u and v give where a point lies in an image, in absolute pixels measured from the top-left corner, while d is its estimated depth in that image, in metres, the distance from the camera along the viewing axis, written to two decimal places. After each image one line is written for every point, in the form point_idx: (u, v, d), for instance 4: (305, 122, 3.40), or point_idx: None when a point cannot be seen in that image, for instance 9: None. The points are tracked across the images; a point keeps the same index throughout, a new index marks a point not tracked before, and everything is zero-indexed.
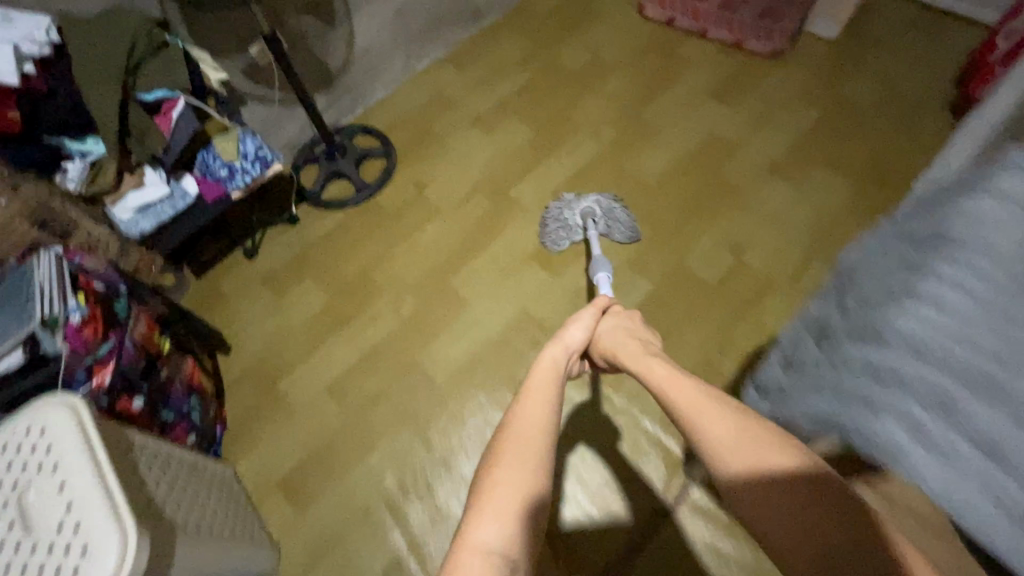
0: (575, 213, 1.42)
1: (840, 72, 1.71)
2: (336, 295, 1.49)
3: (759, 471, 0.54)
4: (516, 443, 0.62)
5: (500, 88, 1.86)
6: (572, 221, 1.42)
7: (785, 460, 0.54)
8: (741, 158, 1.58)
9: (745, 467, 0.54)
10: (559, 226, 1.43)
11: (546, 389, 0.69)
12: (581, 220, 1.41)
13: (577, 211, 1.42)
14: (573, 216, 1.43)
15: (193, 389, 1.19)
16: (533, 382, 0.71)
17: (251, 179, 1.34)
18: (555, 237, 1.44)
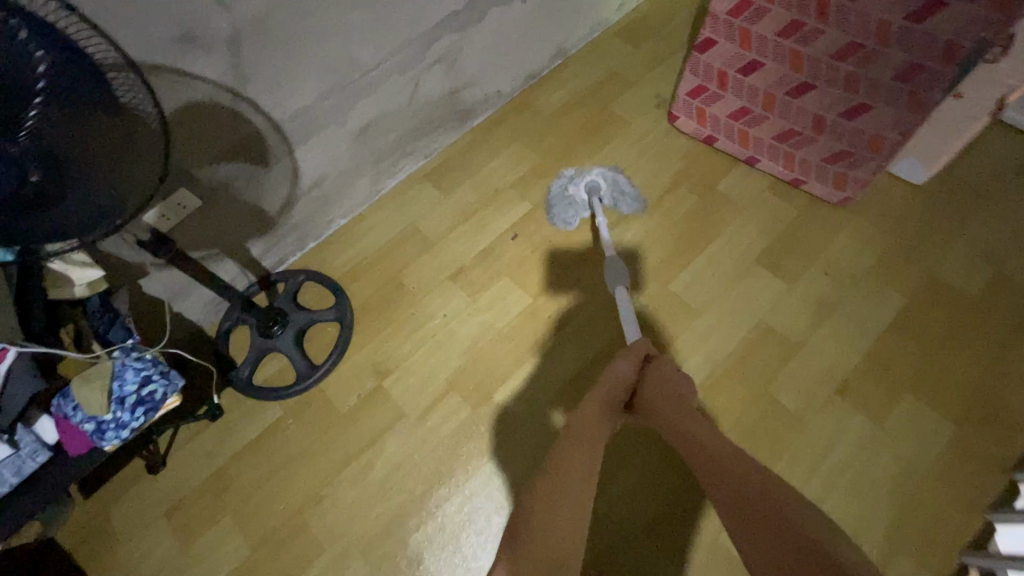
0: (581, 188, 1.42)
1: (927, 237, 1.33)
2: (264, 545, 1.14)
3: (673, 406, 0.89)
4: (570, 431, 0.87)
5: (493, 226, 1.48)
6: (579, 197, 1.40)
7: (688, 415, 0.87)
8: (799, 364, 1.22)
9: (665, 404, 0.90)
10: (568, 205, 1.41)
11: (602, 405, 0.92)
12: (587, 194, 1.41)
13: (581, 184, 1.42)
14: (578, 191, 1.42)
15: None
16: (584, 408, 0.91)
17: (131, 431, 0.96)
18: (563, 215, 1.42)
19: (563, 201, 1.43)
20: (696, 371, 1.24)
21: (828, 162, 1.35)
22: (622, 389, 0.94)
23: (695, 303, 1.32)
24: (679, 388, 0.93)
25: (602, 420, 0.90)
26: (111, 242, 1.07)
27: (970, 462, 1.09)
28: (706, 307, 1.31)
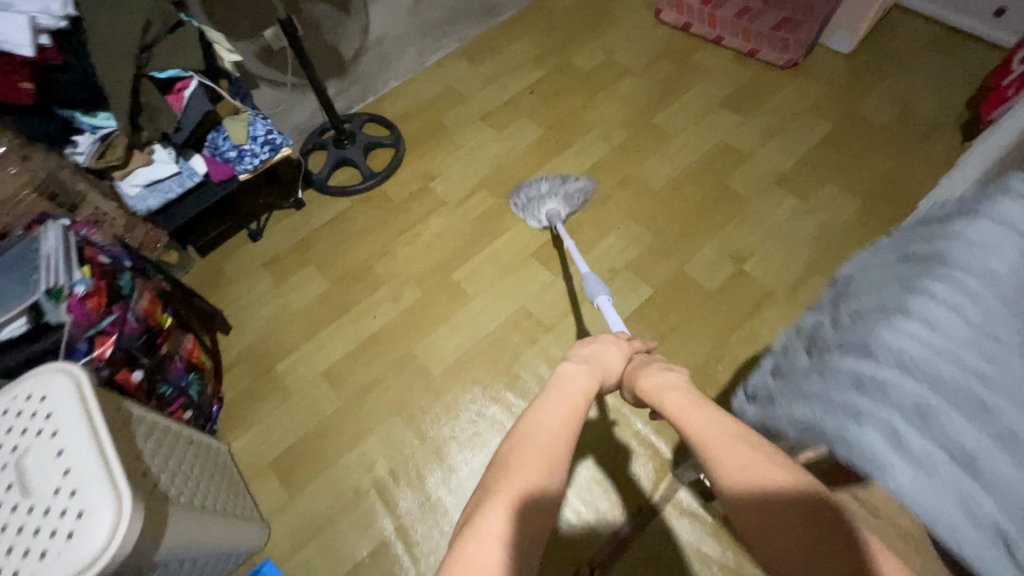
0: (541, 215, 1.42)
1: (853, 88, 1.71)
2: (338, 283, 1.50)
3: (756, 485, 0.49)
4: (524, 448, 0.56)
5: (513, 87, 1.87)
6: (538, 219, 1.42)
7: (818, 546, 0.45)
8: (748, 169, 1.59)
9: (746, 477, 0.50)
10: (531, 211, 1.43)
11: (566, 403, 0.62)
12: (545, 218, 1.42)
13: (544, 206, 1.41)
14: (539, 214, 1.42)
15: (192, 365, 1.20)
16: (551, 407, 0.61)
17: (260, 162, 1.35)
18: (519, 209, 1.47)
19: (527, 207, 1.44)
20: (671, 174, 1.60)
21: (777, 30, 1.75)
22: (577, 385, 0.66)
23: (671, 133, 1.69)
24: (683, 381, 0.67)
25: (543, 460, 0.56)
26: (242, 48, 1.48)
27: (871, 225, 1.46)
28: (680, 135, 1.68)
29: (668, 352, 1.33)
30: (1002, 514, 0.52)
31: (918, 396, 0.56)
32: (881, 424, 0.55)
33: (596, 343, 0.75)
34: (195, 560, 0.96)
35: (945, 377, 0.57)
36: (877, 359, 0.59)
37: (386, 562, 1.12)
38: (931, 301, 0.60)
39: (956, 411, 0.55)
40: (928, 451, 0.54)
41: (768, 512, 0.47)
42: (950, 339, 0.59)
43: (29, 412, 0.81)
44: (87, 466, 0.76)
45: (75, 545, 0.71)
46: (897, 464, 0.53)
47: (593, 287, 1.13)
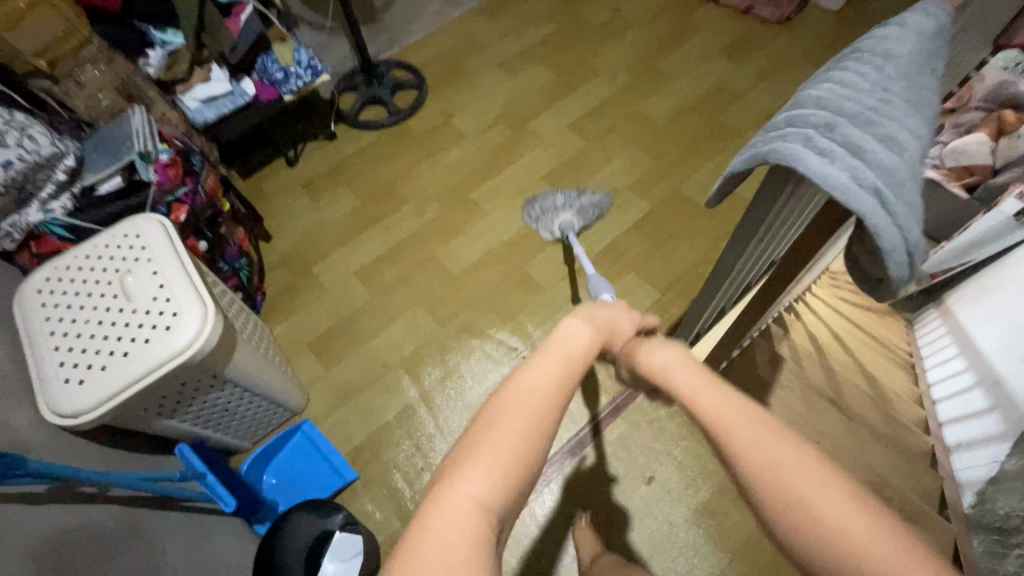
0: (553, 225, 1.41)
1: (840, 40, 1.87)
2: (368, 200, 1.67)
3: (787, 471, 0.51)
4: (520, 400, 0.59)
5: (527, 37, 2.03)
6: (552, 231, 1.43)
7: (841, 521, 0.47)
8: (741, 107, 1.74)
9: (771, 463, 0.52)
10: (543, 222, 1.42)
11: (568, 366, 0.66)
12: (560, 230, 1.43)
13: (557, 218, 1.40)
14: (551, 225, 1.41)
15: (243, 253, 1.37)
16: (551, 366, 0.65)
17: (302, 84, 1.52)
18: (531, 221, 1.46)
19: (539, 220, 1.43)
20: (671, 111, 1.76)
21: None
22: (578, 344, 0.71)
23: (671, 77, 1.85)
24: (681, 357, 0.73)
25: (543, 418, 0.59)
26: None
27: None
28: (680, 79, 1.83)
29: (663, 258, 1.49)
30: (881, 178, 0.51)
31: (837, 116, 0.54)
32: (800, 136, 0.54)
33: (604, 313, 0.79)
34: (251, 397, 1.13)
35: (836, 103, 0.55)
36: (793, 106, 0.59)
37: (411, 423, 1.29)
38: (861, 63, 0.59)
39: (850, 123, 0.54)
40: (834, 139, 0.53)
41: (772, 477, 0.52)
42: (854, 84, 0.57)
43: (126, 246, 0.97)
44: (178, 283, 0.92)
45: (172, 334, 0.87)
46: (811, 161, 0.52)
47: (597, 284, 1.15)
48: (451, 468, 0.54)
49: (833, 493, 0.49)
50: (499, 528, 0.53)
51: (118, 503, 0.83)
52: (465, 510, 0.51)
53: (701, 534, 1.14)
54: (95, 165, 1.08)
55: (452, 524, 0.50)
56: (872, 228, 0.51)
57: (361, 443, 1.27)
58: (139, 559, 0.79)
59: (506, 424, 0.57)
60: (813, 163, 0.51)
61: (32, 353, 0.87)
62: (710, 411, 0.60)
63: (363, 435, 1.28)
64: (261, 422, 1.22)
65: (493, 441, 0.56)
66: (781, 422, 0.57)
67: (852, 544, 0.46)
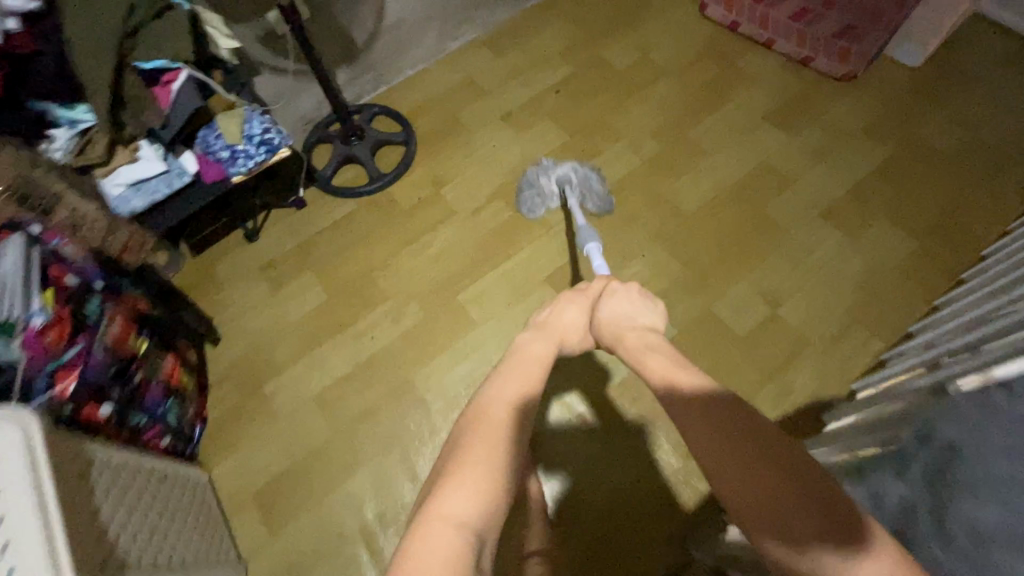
0: (551, 180, 1.39)
1: (918, 106, 1.52)
2: (335, 296, 1.40)
3: (733, 433, 0.53)
4: (491, 407, 0.63)
5: (536, 81, 1.70)
6: (549, 189, 1.38)
7: (771, 470, 0.49)
8: (792, 196, 1.43)
9: (712, 426, 0.54)
10: (538, 192, 1.40)
11: (533, 366, 0.70)
12: (557, 188, 1.39)
13: (556, 173, 1.39)
14: (549, 182, 1.39)
15: (171, 390, 1.11)
16: (516, 370, 0.69)
17: (254, 164, 1.23)
18: (531, 204, 1.41)
19: (532, 187, 1.41)
20: (705, 196, 1.45)
21: (835, 37, 1.56)
22: (547, 348, 0.75)
23: (708, 148, 1.53)
24: (643, 331, 0.76)
25: (511, 415, 0.63)
26: (241, 31, 1.36)
27: (928, 270, 1.29)
28: (717, 151, 1.52)
29: None
30: None
31: None
32: None
33: (564, 306, 0.83)
34: None
35: None
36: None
37: None
38: None
39: None
40: None
41: (711, 451, 0.53)
42: None
43: None
44: (30, 544, 0.65)
45: None
46: None
47: (585, 235, 1.14)
48: (442, 477, 0.58)
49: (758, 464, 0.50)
50: (478, 546, 0.53)
51: None
52: (446, 529, 0.52)
53: None
54: None
55: (437, 538, 0.51)
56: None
57: None
58: None
59: (474, 427, 0.62)
60: None
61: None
62: (668, 394, 0.61)
63: None
64: None
65: (476, 450, 0.59)
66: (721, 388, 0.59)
67: (770, 485, 0.48)
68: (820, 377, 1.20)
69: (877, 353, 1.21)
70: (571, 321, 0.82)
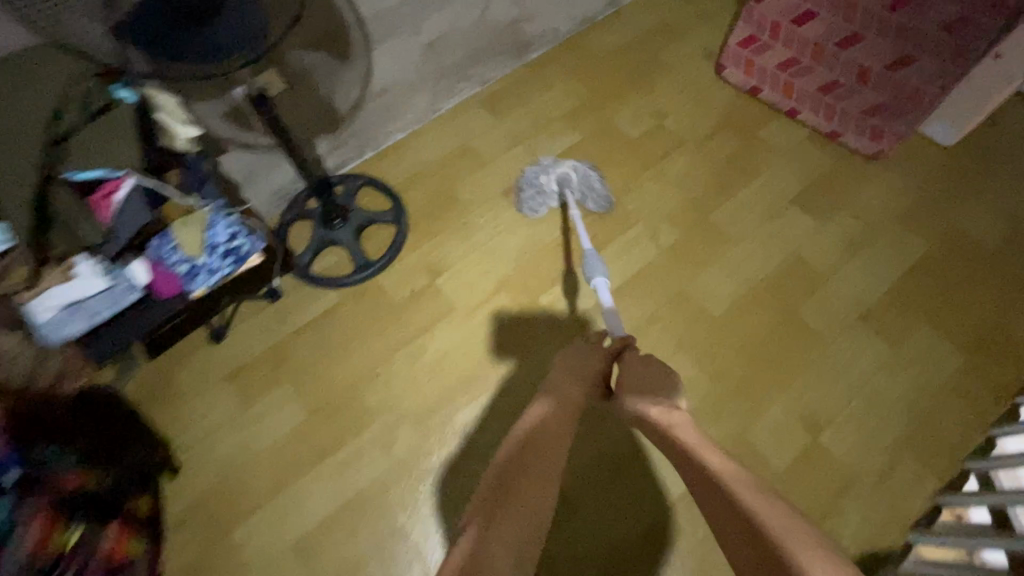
0: (552, 178, 1.36)
1: (954, 192, 1.41)
2: (317, 413, 1.22)
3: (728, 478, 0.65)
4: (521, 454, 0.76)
5: (540, 150, 1.55)
6: (549, 187, 1.36)
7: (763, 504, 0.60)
8: (824, 295, 1.31)
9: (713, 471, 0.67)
10: (538, 191, 1.37)
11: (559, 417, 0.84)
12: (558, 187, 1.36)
13: (556, 171, 1.37)
14: (549, 181, 1.37)
15: (112, 568, 0.93)
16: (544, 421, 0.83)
17: (220, 277, 1.05)
18: (531, 204, 1.39)
19: (532, 186, 1.38)
20: (729, 293, 1.32)
21: (866, 115, 1.44)
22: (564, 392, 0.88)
23: (731, 235, 1.40)
24: (653, 380, 0.86)
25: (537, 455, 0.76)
26: None
27: (975, 388, 1.19)
28: (741, 238, 1.39)
29: None
30: None
31: None
32: None
33: (579, 359, 0.93)
34: None
35: None
36: None
37: None
38: None
39: None
40: None
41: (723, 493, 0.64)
42: None
43: None
44: None
45: None
46: None
47: (592, 265, 1.16)
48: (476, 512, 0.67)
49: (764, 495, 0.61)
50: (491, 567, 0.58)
51: None
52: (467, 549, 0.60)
53: None
54: None
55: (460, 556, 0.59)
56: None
57: None
58: None
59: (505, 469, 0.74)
60: None
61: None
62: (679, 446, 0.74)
63: None
64: None
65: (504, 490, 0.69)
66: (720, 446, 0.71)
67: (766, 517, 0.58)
68: (866, 519, 1.08)
69: (928, 490, 1.10)
70: (595, 361, 0.93)
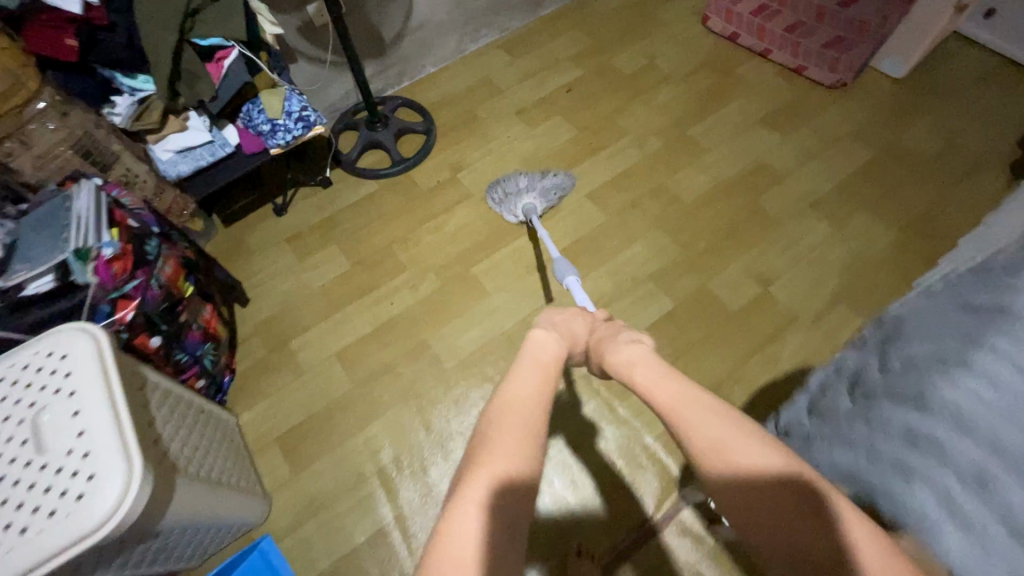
0: (518, 206, 1.43)
1: (901, 115, 1.65)
2: (358, 266, 1.50)
3: (726, 450, 0.53)
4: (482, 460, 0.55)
5: (549, 81, 1.84)
6: (514, 213, 1.44)
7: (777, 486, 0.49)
8: (783, 190, 1.55)
9: (714, 443, 0.53)
10: (505, 207, 1.45)
11: (532, 394, 0.63)
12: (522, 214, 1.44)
13: (521, 201, 1.43)
14: (515, 206, 1.44)
15: (209, 335, 1.20)
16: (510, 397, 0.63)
17: (291, 138, 1.35)
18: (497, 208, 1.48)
19: (503, 202, 1.46)
20: (704, 187, 1.57)
21: (827, 48, 1.70)
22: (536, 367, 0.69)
23: (707, 146, 1.66)
24: (644, 352, 0.70)
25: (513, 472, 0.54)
26: (284, 20, 1.47)
27: (908, 259, 1.41)
28: (715, 148, 1.65)
29: (681, 369, 1.31)
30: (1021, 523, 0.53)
31: (947, 479, 0.56)
32: (936, 489, 0.56)
33: (545, 328, 0.78)
34: (198, 529, 0.98)
35: (969, 453, 0.57)
36: (902, 422, 0.61)
37: (383, 549, 1.14)
38: (997, 359, 0.60)
39: (1011, 475, 0.55)
40: (981, 498, 0.55)
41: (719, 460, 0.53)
42: (1008, 402, 0.58)
43: (47, 369, 0.81)
44: (103, 437, 0.76)
45: (86, 511, 0.72)
46: (944, 530, 0.54)
47: (561, 269, 1.16)
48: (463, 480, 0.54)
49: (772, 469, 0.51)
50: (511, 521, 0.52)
51: None
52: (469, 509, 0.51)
53: None
54: (28, 255, 0.91)
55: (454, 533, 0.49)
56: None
57: (325, 570, 1.13)
58: None
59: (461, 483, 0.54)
60: (946, 532, 0.54)
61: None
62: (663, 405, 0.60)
63: (328, 559, 1.14)
64: (210, 545, 1.06)
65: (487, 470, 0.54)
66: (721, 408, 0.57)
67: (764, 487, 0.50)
68: (806, 349, 1.31)
69: (857, 328, 1.32)
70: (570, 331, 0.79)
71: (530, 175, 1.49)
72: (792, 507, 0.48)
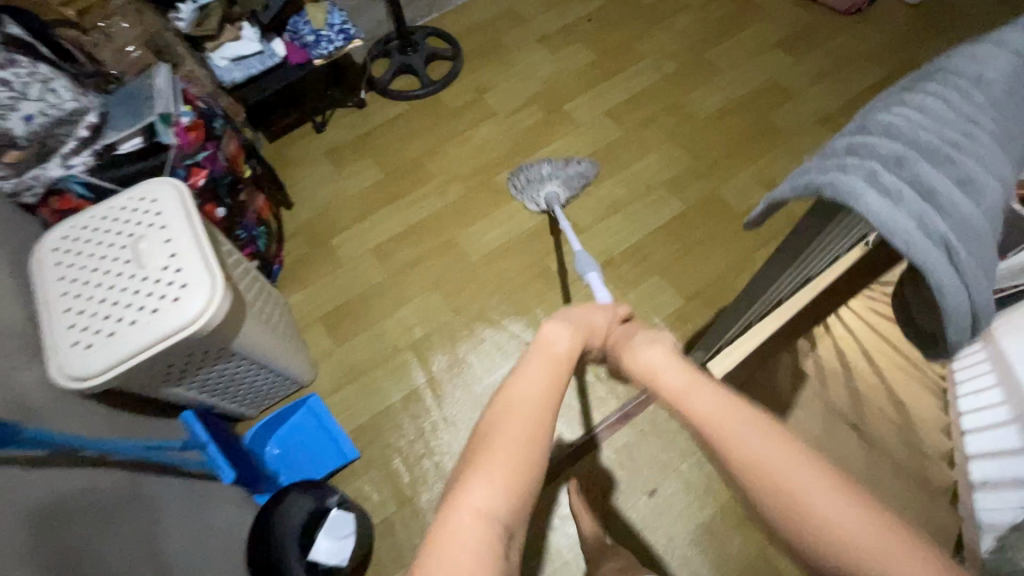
0: (541, 194, 1.39)
1: (913, 37, 1.71)
2: (391, 175, 1.63)
3: (779, 475, 0.51)
4: (496, 448, 0.56)
5: (570, 11, 1.92)
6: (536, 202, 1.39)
7: (832, 512, 0.48)
8: (794, 106, 1.63)
9: (758, 464, 0.53)
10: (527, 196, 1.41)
11: (549, 383, 0.63)
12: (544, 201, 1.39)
13: (543, 188, 1.38)
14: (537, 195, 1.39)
15: (262, 221, 1.35)
16: (529, 392, 0.61)
17: (333, 48, 1.46)
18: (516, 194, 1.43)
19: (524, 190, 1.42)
20: (717, 105, 1.66)
21: None
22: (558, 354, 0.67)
23: (721, 67, 1.73)
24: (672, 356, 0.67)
25: (524, 463, 0.55)
26: None
27: None
28: (729, 69, 1.72)
29: (689, 262, 1.42)
30: (954, 228, 0.45)
31: (867, 164, 0.47)
32: (859, 169, 0.47)
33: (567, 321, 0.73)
34: (260, 369, 1.14)
35: (897, 137, 0.48)
36: (843, 136, 0.52)
37: (416, 408, 1.29)
38: (973, 64, 0.53)
39: (923, 157, 0.47)
40: (900, 177, 0.46)
41: (770, 478, 0.51)
42: (980, 100, 0.51)
43: (141, 209, 0.96)
44: (192, 258, 0.91)
45: (180, 309, 0.86)
46: (874, 206, 0.45)
47: (583, 262, 1.13)
48: (462, 479, 0.54)
49: (826, 492, 0.50)
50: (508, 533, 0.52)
51: (114, 468, 0.83)
52: (474, 521, 0.51)
53: (699, 555, 1.09)
54: (118, 122, 1.07)
55: (461, 528, 0.51)
56: (936, 285, 0.45)
57: (364, 423, 1.28)
58: (138, 522, 0.81)
59: (468, 474, 0.54)
60: (876, 208, 0.45)
61: (42, 295, 0.89)
62: (701, 416, 0.58)
63: (367, 415, 1.29)
64: (270, 390, 1.24)
65: (501, 453, 0.55)
66: (777, 429, 0.55)
67: (824, 522, 0.48)
68: None
69: None
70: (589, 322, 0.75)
71: (554, 162, 1.44)
72: (843, 537, 0.47)
